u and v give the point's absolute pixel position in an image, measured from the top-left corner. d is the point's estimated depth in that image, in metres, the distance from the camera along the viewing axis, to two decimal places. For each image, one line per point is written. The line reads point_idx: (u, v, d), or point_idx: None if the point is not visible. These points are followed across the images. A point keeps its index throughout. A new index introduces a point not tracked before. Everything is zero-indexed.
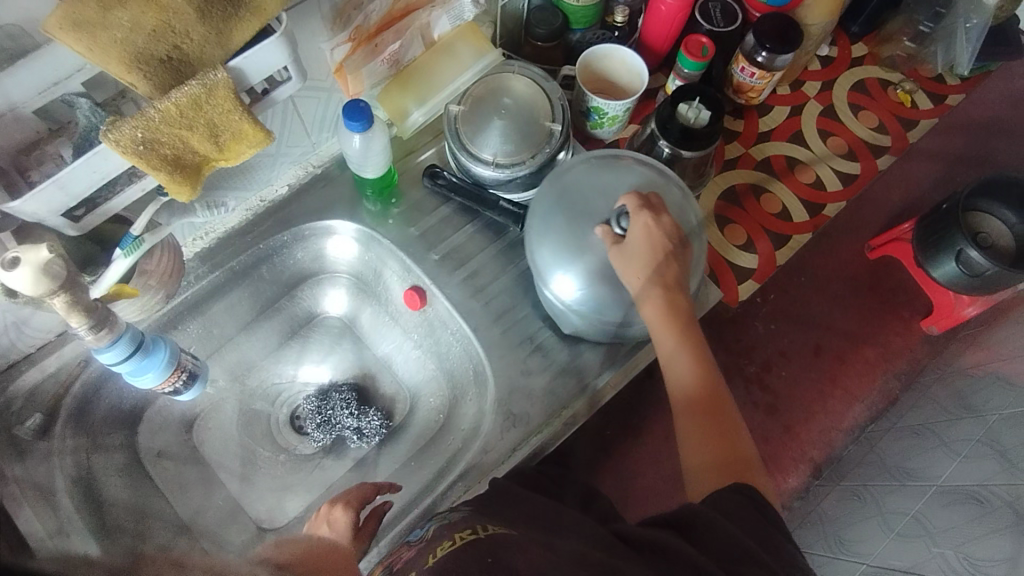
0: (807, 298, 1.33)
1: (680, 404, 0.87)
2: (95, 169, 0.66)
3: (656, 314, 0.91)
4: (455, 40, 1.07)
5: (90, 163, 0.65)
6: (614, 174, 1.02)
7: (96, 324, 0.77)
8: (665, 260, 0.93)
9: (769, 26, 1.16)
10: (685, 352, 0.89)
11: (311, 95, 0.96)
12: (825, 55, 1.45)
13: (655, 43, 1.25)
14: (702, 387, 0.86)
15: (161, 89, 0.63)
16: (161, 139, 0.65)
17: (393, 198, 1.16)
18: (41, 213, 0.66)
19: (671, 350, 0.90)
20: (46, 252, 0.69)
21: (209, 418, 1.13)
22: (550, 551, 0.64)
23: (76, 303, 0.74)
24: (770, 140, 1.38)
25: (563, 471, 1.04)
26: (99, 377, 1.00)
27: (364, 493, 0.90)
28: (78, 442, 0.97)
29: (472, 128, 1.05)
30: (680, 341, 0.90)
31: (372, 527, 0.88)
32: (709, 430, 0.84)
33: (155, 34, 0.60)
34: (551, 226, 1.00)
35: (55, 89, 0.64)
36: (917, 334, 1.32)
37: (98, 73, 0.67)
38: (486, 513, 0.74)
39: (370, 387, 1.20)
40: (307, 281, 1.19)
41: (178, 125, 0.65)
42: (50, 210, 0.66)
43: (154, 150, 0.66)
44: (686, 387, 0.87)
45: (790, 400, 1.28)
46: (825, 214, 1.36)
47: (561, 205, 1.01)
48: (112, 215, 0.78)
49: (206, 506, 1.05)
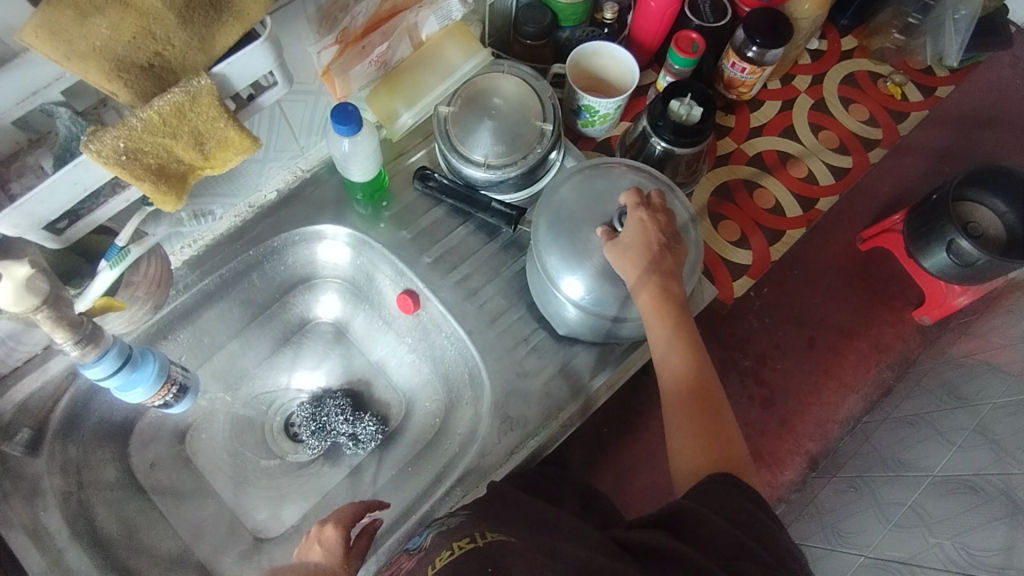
0: (800, 291, 1.33)
1: (675, 400, 0.86)
2: (77, 180, 0.64)
3: (649, 309, 0.90)
4: (443, 40, 1.06)
5: (71, 175, 0.63)
6: (607, 181, 1.01)
7: (82, 340, 0.75)
8: (659, 257, 0.91)
9: (759, 20, 1.15)
10: (678, 347, 0.88)
11: (298, 98, 0.94)
12: (814, 49, 1.45)
13: (645, 39, 1.24)
14: (693, 382, 0.85)
15: (143, 97, 0.61)
16: (144, 149, 0.64)
17: (385, 201, 1.14)
18: (22, 227, 0.63)
19: (663, 345, 0.88)
20: (28, 268, 0.67)
21: (202, 428, 1.11)
22: (553, 559, 0.63)
23: (60, 319, 0.72)
24: (762, 135, 1.38)
25: (562, 473, 1.03)
26: (88, 390, 0.98)
27: (355, 511, 0.88)
28: (68, 456, 0.95)
29: (463, 129, 1.03)
30: (674, 335, 0.88)
31: (363, 546, 0.86)
32: (702, 425, 0.82)
33: (135, 42, 0.58)
34: (555, 231, 0.98)
35: (34, 98, 0.63)
36: (909, 325, 1.33)
37: (78, 81, 0.65)
38: (485, 518, 0.73)
39: (364, 393, 1.18)
40: (298, 286, 1.17)
41: (161, 134, 0.63)
42: (32, 224, 0.64)
43: (137, 160, 0.64)
44: (679, 383, 0.86)
45: (785, 392, 1.29)
46: (818, 207, 1.35)
47: (553, 213, 1.00)
48: (96, 226, 0.76)
49: (199, 517, 1.03)
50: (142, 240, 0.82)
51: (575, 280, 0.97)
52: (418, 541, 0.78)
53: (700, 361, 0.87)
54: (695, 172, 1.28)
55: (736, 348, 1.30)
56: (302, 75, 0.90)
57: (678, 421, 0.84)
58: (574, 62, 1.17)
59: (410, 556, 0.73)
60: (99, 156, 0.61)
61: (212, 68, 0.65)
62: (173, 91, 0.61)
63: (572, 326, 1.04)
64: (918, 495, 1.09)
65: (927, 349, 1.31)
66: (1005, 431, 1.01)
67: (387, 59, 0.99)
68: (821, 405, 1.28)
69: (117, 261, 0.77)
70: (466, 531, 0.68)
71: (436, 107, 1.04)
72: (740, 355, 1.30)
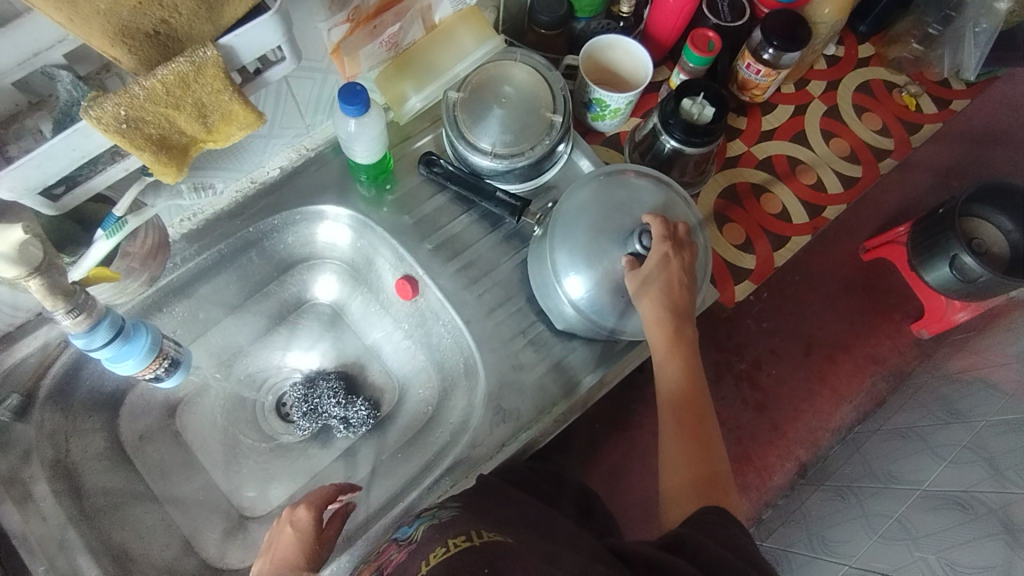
0: (801, 299, 1.33)
1: (669, 417, 0.86)
2: (76, 147, 0.63)
3: (657, 328, 0.90)
4: (456, 24, 1.03)
5: (70, 142, 0.61)
6: (625, 192, 1.00)
7: (74, 309, 0.75)
8: (671, 283, 0.91)
9: (779, 22, 1.13)
10: (679, 364, 0.88)
11: (307, 75, 0.92)
12: (831, 55, 1.43)
13: (661, 34, 1.22)
14: (690, 398, 0.86)
15: (147, 64, 0.60)
16: (146, 118, 0.62)
17: (388, 184, 1.13)
18: (17, 190, 0.62)
19: (662, 358, 0.89)
20: (20, 233, 0.67)
21: (193, 403, 1.11)
22: (549, 566, 0.62)
23: (52, 287, 0.71)
24: (772, 140, 1.36)
25: (552, 468, 1.02)
26: (79, 358, 0.97)
27: (327, 493, 0.86)
28: (56, 424, 0.95)
29: (472, 117, 1.02)
30: (676, 353, 0.89)
31: (335, 529, 0.85)
32: (693, 447, 0.83)
33: (141, 8, 0.56)
34: (568, 233, 0.98)
35: (36, 59, 0.62)
36: (908, 337, 1.32)
37: (80, 46, 0.64)
38: (477, 514, 0.72)
39: (358, 376, 1.18)
40: (297, 266, 1.16)
41: (164, 104, 0.62)
42: (27, 188, 0.63)
43: (138, 129, 0.63)
44: (675, 399, 0.86)
45: (778, 398, 1.29)
46: (824, 215, 1.33)
47: (567, 218, 0.99)
48: (94, 193, 0.75)
49: (186, 492, 1.03)
50: (141, 210, 0.81)
51: (580, 284, 0.96)
52: (408, 530, 0.77)
53: (697, 382, 0.88)
54: (704, 173, 1.27)
55: (732, 351, 1.30)
56: (310, 52, 0.88)
57: (671, 436, 0.85)
58: (588, 54, 1.15)
59: (401, 548, 0.72)
60: (98, 123, 0.60)
61: (218, 38, 0.63)
62: (178, 61, 0.59)
63: (571, 322, 1.03)
64: (904, 508, 1.09)
65: (923, 363, 1.31)
66: (997, 451, 1.00)
67: (398, 40, 0.97)
68: (812, 413, 1.29)
69: (114, 230, 0.76)
70: (463, 529, 0.67)
71: (446, 93, 1.02)
72: (736, 359, 1.30)
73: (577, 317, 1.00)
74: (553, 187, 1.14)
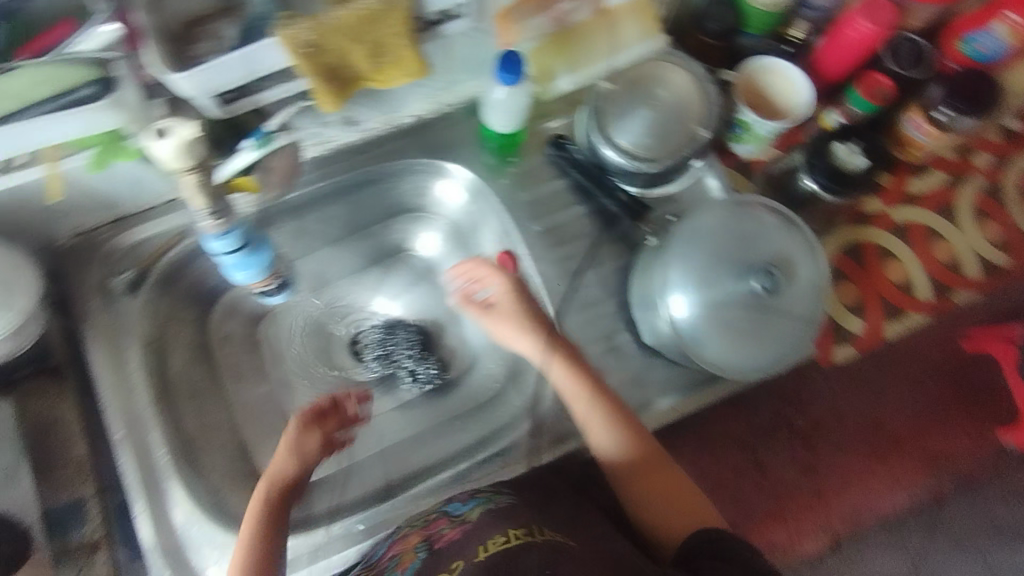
0: (885, 370, 1.15)
1: (623, 485, 0.92)
2: (256, 61, 0.69)
3: (569, 388, 0.95)
4: (625, 16, 1.00)
5: (252, 55, 0.68)
6: (753, 224, 0.95)
7: (216, 211, 0.77)
8: (568, 357, 0.97)
9: (963, 84, 1.08)
10: (609, 432, 0.92)
11: (472, 36, 0.93)
12: (1009, 127, 1.32)
13: (831, 68, 1.12)
14: (631, 455, 0.92)
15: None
16: (327, 47, 0.64)
17: (514, 156, 1.12)
18: (196, 91, 0.68)
19: (592, 421, 0.93)
20: (194, 129, 0.70)
21: (277, 317, 1.14)
22: None
23: (203, 186, 0.74)
24: (914, 205, 1.27)
25: (602, 477, 1.01)
26: (193, 251, 1.03)
27: (323, 410, 0.97)
28: (160, 307, 1.01)
29: (617, 112, 1.00)
30: (612, 428, 0.92)
31: (334, 428, 0.97)
32: (664, 488, 0.90)
33: None
34: (688, 253, 0.94)
35: None
36: (988, 446, 1.13)
37: None
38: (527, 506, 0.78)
39: (437, 337, 1.15)
40: (405, 213, 1.17)
41: (348, 38, 0.64)
42: (204, 90, 0.69)
43: (318, 56, 0.64)
44: (619, 463, 0.92)
45: (829, 462, 1.06)
46: (952, 298, 1.22)
47: (691, 233, 0.95)
48: (253, 105, 0.78)
49: (255, 400, 1.08)
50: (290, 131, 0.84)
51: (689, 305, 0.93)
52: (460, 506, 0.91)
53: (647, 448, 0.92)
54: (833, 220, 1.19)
55: (793, 402, 1.10)
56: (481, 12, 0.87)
57: (638, 500, 0.91)
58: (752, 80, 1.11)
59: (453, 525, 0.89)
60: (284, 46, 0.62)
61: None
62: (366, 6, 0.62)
63: (657, 341, 1.00)
64: None
65: (993, 475, 1.17)
66: None
67: (565, 21, 0.96)
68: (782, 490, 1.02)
69: (263, 143, 0.77)
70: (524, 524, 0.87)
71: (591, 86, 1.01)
72: (791, 410, 1.10)
73: (671, 337, 0.97)
74: (675, 200, 1.10)
